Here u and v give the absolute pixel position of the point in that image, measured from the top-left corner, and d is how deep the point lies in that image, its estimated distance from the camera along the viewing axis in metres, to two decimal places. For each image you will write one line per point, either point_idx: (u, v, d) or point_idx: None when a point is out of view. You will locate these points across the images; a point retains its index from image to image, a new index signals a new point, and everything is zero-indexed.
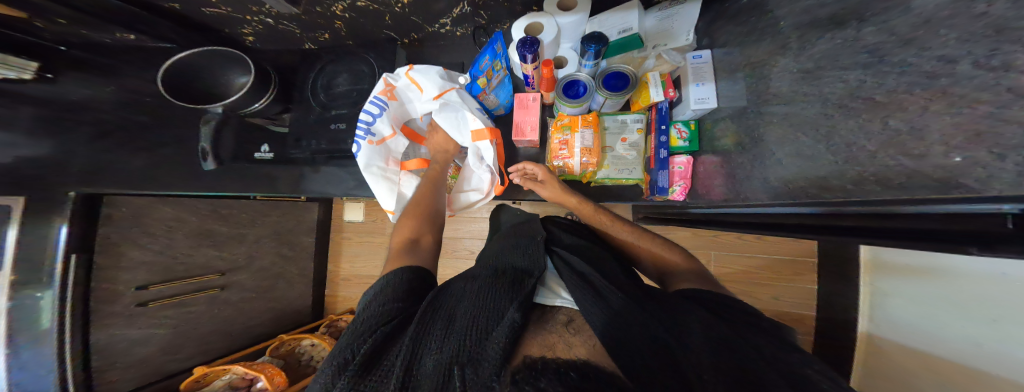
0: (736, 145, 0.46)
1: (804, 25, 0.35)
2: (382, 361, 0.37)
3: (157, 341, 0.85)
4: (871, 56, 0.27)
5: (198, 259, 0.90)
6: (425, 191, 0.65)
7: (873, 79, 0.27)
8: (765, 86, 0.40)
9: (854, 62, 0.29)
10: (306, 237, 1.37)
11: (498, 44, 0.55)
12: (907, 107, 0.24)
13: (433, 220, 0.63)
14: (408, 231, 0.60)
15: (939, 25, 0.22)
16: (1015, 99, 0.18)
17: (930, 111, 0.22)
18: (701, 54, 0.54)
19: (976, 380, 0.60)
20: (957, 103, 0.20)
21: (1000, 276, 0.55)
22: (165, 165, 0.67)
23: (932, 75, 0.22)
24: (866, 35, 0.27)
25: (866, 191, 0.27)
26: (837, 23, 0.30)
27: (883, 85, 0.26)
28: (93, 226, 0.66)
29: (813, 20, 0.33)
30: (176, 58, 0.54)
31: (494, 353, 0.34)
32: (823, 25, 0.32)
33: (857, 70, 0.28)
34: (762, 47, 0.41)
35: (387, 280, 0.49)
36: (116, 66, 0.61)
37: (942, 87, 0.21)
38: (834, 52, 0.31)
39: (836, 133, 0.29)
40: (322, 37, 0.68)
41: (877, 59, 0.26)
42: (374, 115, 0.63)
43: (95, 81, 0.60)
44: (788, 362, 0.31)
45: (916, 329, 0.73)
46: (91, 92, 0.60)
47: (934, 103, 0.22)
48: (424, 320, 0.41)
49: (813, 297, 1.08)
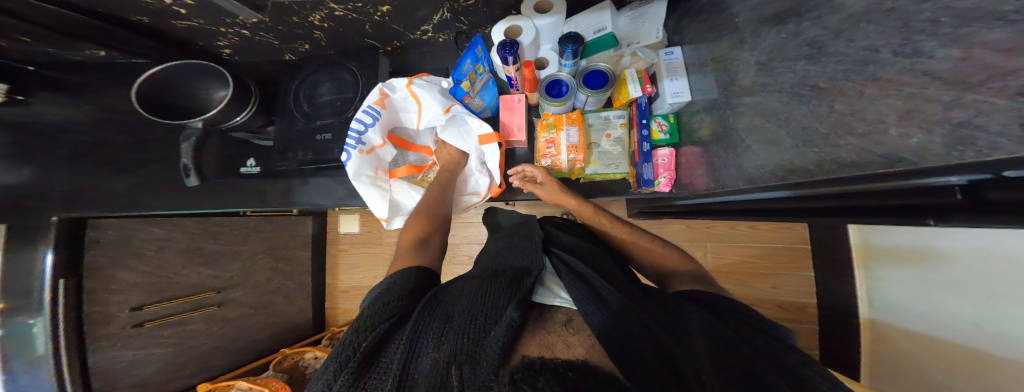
0: (712, 136, 0.48)
1: (754, 22, 0.37)
2: (380, 358, 0.38)
3: (157, 361, 0.83)
4: (812, 48, 0.29)
5: (191, 279, 0.90)
6: (436, 196, 0.66)
7: (815, 68, 0.28)
8: (730, 78, 0.42)
9: (798, 54, 0.30)
10: (302, 251, 1.36)
11: (479, 47, 0.57)
12: (847, 92, 0.25)
13: (442, 221, 0.64)
14: (417, 229, 0.61)
15: (862, 19, 0.24)
16: (931, 81, 0.20)
17: (866, 95, 0.24)
18: (673, 51, 0.55)
19: (975, 359, 0.62)
20: (885, 86, 0.22)
21: (984, 252, 0.58)
22: (151, 185, 0.67)
23: (863, 63, 0.24)
24: (805, 29, 0.29)
25: (825, 171, 0.28)
26: (781, 20, 0.33)
27: (824, 73, 0.27)
28: (80, 249, 0.64)
29: (761, 17, 0.36)
30: (152, 71, 0.54)
31: (492, 351, 0.35)
32: (770, 21, 0.34)
33: (802, 61, 0.30)
34: (722, 43, 0.43)
35: (393, 279, 0.49)
36: (90, 85, 0.61)
37: (871, 73, 0.23)
38: (781, 45, 0.33)
39: (793, 119, 0.31)
40: (302, 47, 0.70)
41: (817, 51, 0.28)
42: (367, 124, 0.62)
43: (70, 101, 0.60)
44: (789, 362, 0.32)
45: (916, 312, 0.75)
46: (66, 113, 0.60)
47: (869, 87, 0.24)
48: (423, 318, 0.41)
49: (811, 285, 1.11)
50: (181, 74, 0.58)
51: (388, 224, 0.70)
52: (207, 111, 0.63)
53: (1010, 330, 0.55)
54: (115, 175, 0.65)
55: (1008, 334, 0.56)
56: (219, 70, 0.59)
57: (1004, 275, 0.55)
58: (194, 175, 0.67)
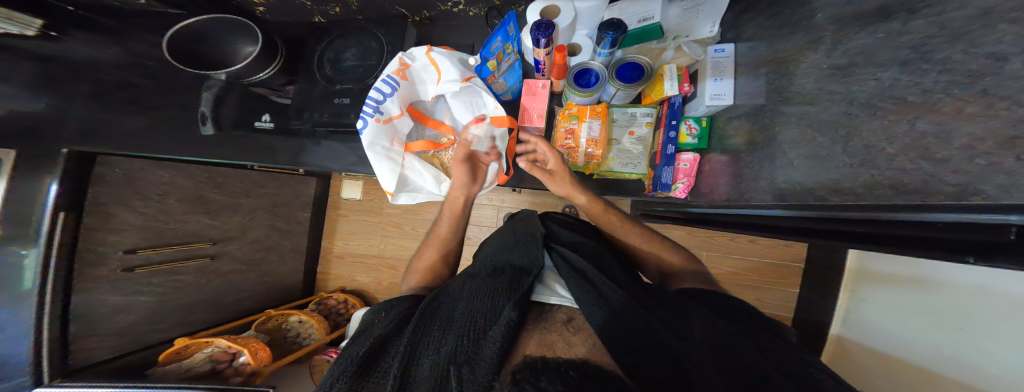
0: (747, 145, 0.47)
1: (843, 19, 0.33)
2: (379, 363, 0.38)
3: (140, 309, 0.83)
4: (913, 52, 0.26)
5: (189, 226, 0.89)
6: (449, 237, 0.65)
7: (909, 77, 0.26)
8: (789, 83, 0.39)
9: (892, 59, 0.27)
10: (302, 212, 1.35)
11: (510, 26, 0.53)
12: (940, 108, 0.23)
13: (449, 263, 0.64)
14: (426, 277, 0.60)
15: (999, 19, 0.20)
16: None
17: (964, 114, 0.21)
18: (724, 48, 0.53)
19: (925, 381, 0.65)
20: (994, 105, 0.20)
21: (978, 288, 0.58)
22: (168, 130, 0.66)
23: (976, 75, 0.21)
24: (914, 29, 0.26)
25: (875, 195, 0.27)
26: (883, 16, 0.29)
27: (918, 84, 0.25)
28: (85, 185, 0.65)
29: (855, 13, 0.32)
30: (190, 21, 0.52)
31: (491, 352, 0.35)
32: (864, 19, 0.31)
33: (894, 68, 0.27)
34: (792, 42, 0.40)
35: (394, 300, 0.51)
36: (121, 30, 0.60)
37: (984, 86, 0.21)
38: (870, 47, 0.29)
39: (857, 134, 0.29)
40: (333, 10, 0.67)
41: (919, 56, 0.25)
42: (385, 94, 0.59)
43: (101, 42, 0.59)
44: (792, 359, 0.32)
45: (883, 334, 0.77)
46: (94, 53, 0.59)
47: (971, 105, 0.21)
48: (422, 324, 0.42)
49: (792, 301, 1.13)
50: (213, 26, 0.56)
51: (394, 198, 0.67)
52: (231, 65, 0.61)
53: (971, 360, 0.57)
54: (131, 115, 0.64)
55: (967, 362, 0.58)
56: (249, 26, 0.57)
57: (989, 311, 0.55)
58: (210, 124, 0.67)
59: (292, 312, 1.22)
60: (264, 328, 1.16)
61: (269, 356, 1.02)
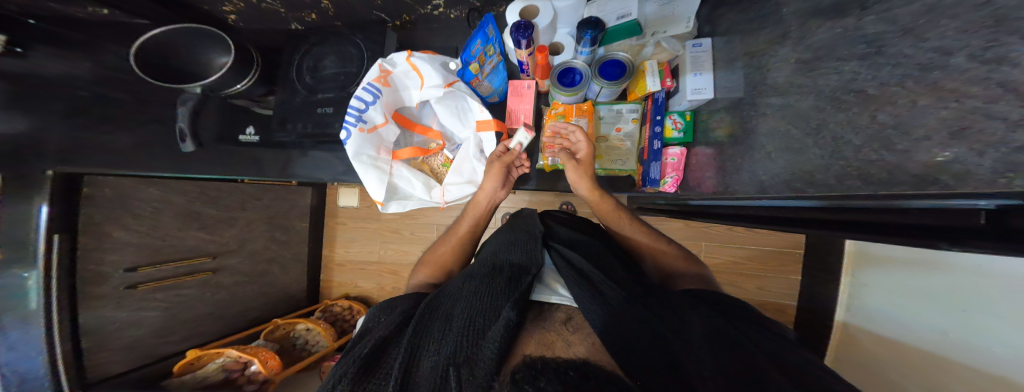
0: (729, 138, 0.47)
1: (807, 13, 0.33)
2: (382, 364, 0.39)
3: (147, 324, 0.83)
4: (869, 47, 0.26)
5: (187, 242, 0.90)
6: (467, 235, 0.63)
7: (867, 71, 0.26)
8: (762, 77, 0.40)
9: (851, 53, 0.28)
10: (299, 222, 1.35)
11: (489, 27, 0.53)
12: (896, 101, 0.23)
13: (461, 256, 0.63)
14: (439, 264, 0.61)
15: (942, 13, 0.21)
16: (1004, 94, 0.17)
17: (919, 106, 0.22)
18: (701, 43, 0.53)
19: (932, 363, 0.66)
20: (945, 97, 0.20)
21: (977, 269, 0.58)
22: (153, 146, 0.66)
23: (926, 68, 0.21)
24: (868, 24, 0.26)
25: (845, 186, 0.28)
26: (839, 11, 0.29)
27: (876, 77, 0.25)
28: (75, 205, 0.64)
29: (817, 7, 0.32)
30: (151, 33, 0.52)
31: (489, 352, 0.35)
32: (825, 13, 0.31)
33: (854, 62, 0.27)
34: (761, 36, 0.40)
35: (394, 302, 0.51)
36: (93, 43, 0.58)
37: (934, 79, 0.21)
38: (832, 42, 0.30)
39: (826, 126, 0.30)
40: (309, 17, 0.66)
41: (875, 50, 0.25)
42: (367, 102, 0.58)
43: (72, 55, 0.57)
44: (785, 358, 0.33)
45: (887, 318, 0.78)
46: (68, 67, 0.57)
47: (924, 97, 0.21)
48: (421, 325, 0.42)
49: (793, 288, 1.14)
50: (185, 37, 0.56)
51: (384, 206, 0.67)
52: (207, 77, 0.60)
53: (976, 341, 0.58)
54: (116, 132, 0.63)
55: (974, 344, 0.58)
56: (224, 38, 0.56)
57: (991, 291, 0.55)
58: (190, 141, 0.66)
59: (297, 320, 1.22)
60: (273, 336, 1.17)
61: (279, 364, 1.02)
